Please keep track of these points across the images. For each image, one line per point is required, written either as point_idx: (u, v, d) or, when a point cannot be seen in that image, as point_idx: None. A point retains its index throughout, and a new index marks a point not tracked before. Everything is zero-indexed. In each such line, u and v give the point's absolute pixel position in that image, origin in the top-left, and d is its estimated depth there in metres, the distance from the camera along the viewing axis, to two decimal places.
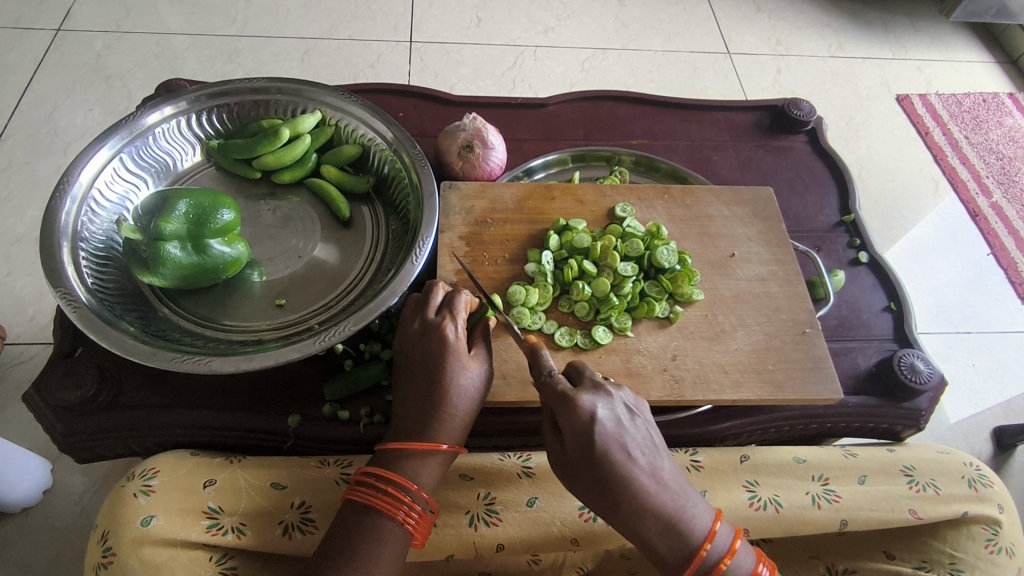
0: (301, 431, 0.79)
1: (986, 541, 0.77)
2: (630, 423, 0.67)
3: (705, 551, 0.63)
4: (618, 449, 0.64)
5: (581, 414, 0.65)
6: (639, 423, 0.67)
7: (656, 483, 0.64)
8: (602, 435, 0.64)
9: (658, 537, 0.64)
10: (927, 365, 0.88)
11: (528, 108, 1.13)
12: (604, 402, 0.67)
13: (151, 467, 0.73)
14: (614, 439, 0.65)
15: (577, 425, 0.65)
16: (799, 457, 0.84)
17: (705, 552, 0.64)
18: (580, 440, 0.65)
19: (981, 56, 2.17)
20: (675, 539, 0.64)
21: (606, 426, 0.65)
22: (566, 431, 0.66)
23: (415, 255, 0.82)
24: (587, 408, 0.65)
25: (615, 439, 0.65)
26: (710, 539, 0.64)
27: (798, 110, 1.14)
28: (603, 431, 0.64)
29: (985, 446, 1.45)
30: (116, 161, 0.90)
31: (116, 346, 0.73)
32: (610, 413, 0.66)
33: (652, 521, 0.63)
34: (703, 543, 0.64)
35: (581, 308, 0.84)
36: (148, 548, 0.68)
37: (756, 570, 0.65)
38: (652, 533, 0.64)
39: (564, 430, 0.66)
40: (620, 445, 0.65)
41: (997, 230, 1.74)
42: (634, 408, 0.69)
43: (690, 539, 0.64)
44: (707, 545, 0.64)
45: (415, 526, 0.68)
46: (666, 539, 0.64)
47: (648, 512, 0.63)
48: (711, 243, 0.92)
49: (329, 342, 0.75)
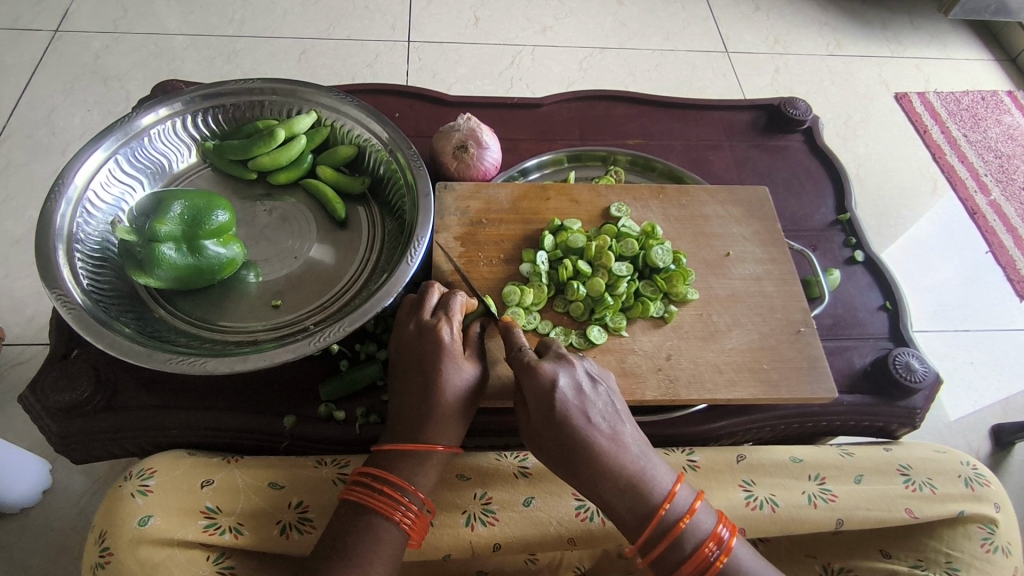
0: (297, 431, 0.79)
1: (982, 540, 0.78)
2: (592, 391, 0.69)
3: (664, 510, 0.65)
4: (578, 414, 0.67)
5: (540, 381, 0.68)
6: (601, 391, 0.70)
7: (615, 446, 0.66)
8: (560, 400, 0.67)
9: (619, 498, 0.66)
10: (922, 364, 0.88)
11: (524, 108, 1.13)
12: (566, 371, 0.69)
13: (148, 467, 0.73)
14: (574, 404, 0.67)
15: (539, 391, 0.68)
16: (795, 456, 0.84)
17: (664, 511, 0.65)
18: (541, 405, 0.68)
19: (980, 54, 2.16)
20: (634, 500, 0.65)
21: (565, 391, 0.68)
22: (529, 398, 0.69)
23: (410, 256, 0.82)
24: (547, 375, 0.68)
25: (574, 404, 0.67)
26: (669, 499, 0.66)
27: (794, 109, 1.15)
28: (562, 397, 0.67)
29: (983, 444, 1.45)
30: (111, 163, 0.90)
31: (111, 347, 0.74)
32: (571, 380, 0.69)
33: (611, 482, 0.65)
34: (663, 502, 0.65)
35: (576, 308, 0.84)
36: (144, 548, 0.68)
37: (717, 530, 0.66)
38: (612, 494, 0.66)
39: (528, 397, 0.69)
40: (579, 410, 0.67)
41: (995, 228, 1.74)
42: (597, 377, 0.71)
43: (649, 499, 0.65)
44: (666, 504, 0.65)
45: (412, 526, 0.69)
46: (626, 499, 0.65)
47: (607, 474, 0.65)
48: (706, 243, 0.93)
49: (324, 343, 0.75)
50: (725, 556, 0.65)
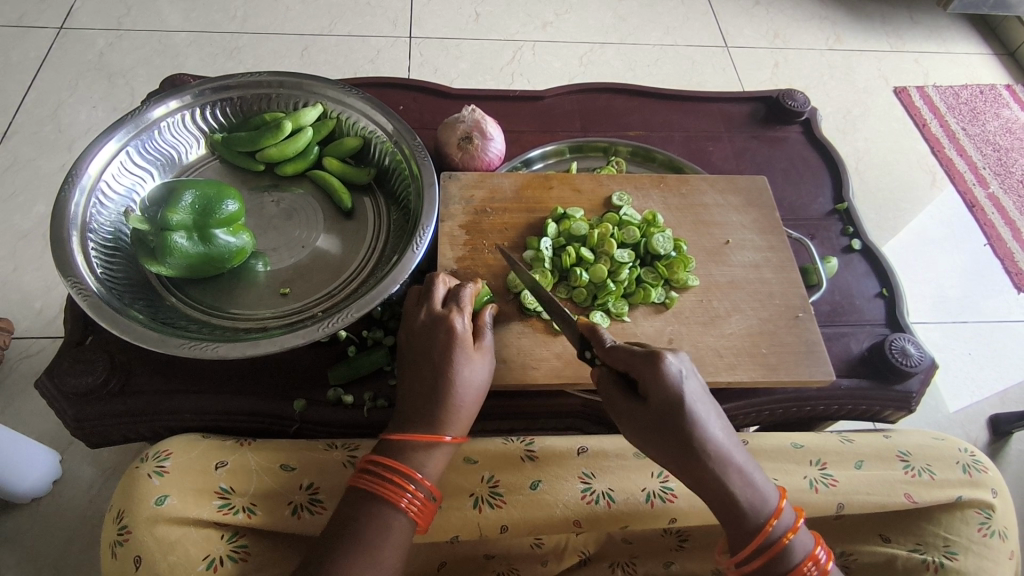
0: (306, 414, 0.81)
1: (979, 525, 0.79)
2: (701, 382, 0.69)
3: (771, 526, 0.65)
4: (702, 405, 0.66)
5: (671, 368, 0.66)
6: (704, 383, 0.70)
7: (731, 438, 0.67)
8: (689, 389, 0.66)
9: (742, 490, 0.65)
10: (918, 349, 0.90)
11: (526, 100, 1.15)
12: (680, 360, 0.69)
13: (164, 449, 0.75)
14: (698, 392, 0.67)
15: (665, 382, 0.66)
16: (796, 442, 0.86)
17: (769, 526, 0.65)
18: (673, 394, 0.65)
19: (978, 48, 2.18)
20: (754, 490, 0.66)
21: (691, 385, 0.66)
22: (654, 388, 0.66)
23: (415, 244, 0.84)
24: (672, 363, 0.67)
25: (697, 394, 0.67)
26: (776, 515, 0.66)
27: (792, 101, 1.16)
28: (690, 385, 0.66)
29: (981, 433, 1.47)
30: (122, 154, 0.92)
31: (126, 332, 0.76)
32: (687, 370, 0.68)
33: (735, 474, 0.65)
34: (770, 517, 0.66)
35: (579, 294, 0.86)
36: (161, 526, 0.69)
37: (816, 552, 0.66)
38: (737, 486, 0.65)
39: (654, 385, 0.66)
40: (701, 399, 0.67)
41: (994, 221, 1.76)
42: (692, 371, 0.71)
43: (765, 492, 0.66)
44: (773, 520, 0.66)
45: (417, 513, 0.70)
46: (749, 491, 0.66)
47: (732, 465, 0.65)
48: (706, 231, 0.94)
49: (333, 329, 0.77)
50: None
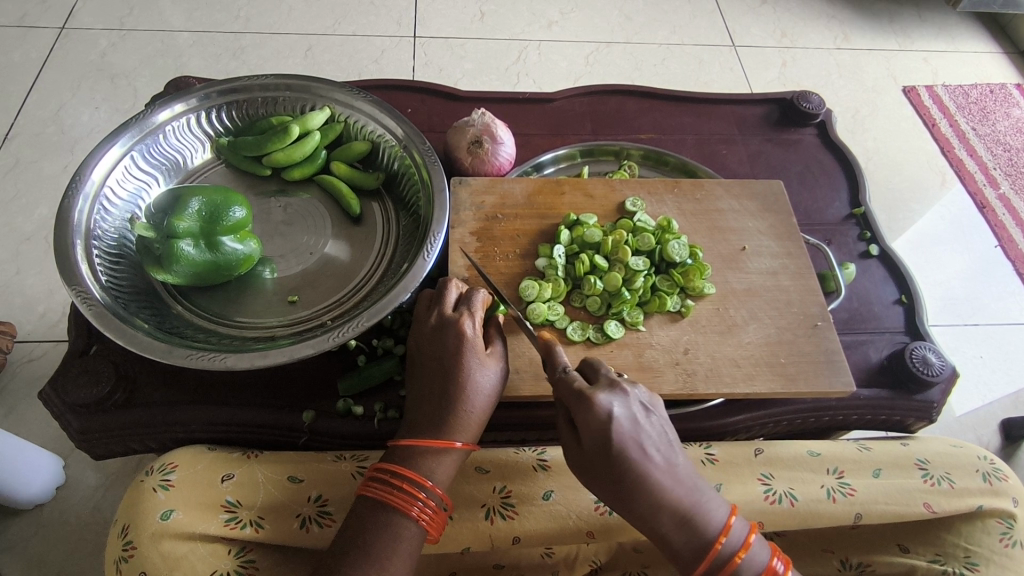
0: (315, 425, 0.79)
1: (1001, 535, 0.78)
2: (648, 421, 0.67)
3: (719, 544, 0.65)
4: (636, 442, 0.65)
5: (599, 415, 0.65)
6: (654, 418, 0.68)
7: (673, 478, 0.65)
8: (618, 432, 0.65)
9: (675, 532, 0.65)
10: (939, 358, 0.88)
11: (537, 103, 1.13)
12: (621, 400, 0.67)
13: (170, 462, 0.74)
14: (633, 438, 0.65)
15: (593, 424, 0.65)
16: (813, 450, 0.84)
17: (718, 546, 0.65)
18: (598, 440, 0.65)
19: (988, 47, 2.15)
20: (690, 532, 0.65)
21: (622, 425, 0.65)
22: (583, 430, 0.66)
23: (427, 251, 0.82)
24: (605, 407, 0.66)
25: (630, 433, 0.65)
26: (725, 533, 0.65)
27: (807, 103, 1.14)
28: (622, 431, 0.65)
29: (993, 437, 1.45)
30: (126, 159, 0.90)
31: (132, 343, 0.74)
32: (627, 409, 0.67)
33: (668, 517, 0.65)
34: (718, 536, 0.65)
35: (593, 302, 0.84)
36: (167, 542, 0.68)
37: (772, 564, 0.65)
38: (670, 527, 0.65)
39: (583, 428, 0.66)
40: (637, 443, 0.65)
41: (1005, 222, 1.74)
42: (649, 404, 0.69)
43: (706, 534, 0.65)
44: (722, 538, 0.65)
45: (430, 522, 0.69)
46: (685, 532, 0.65)
47: (664, 509, 0.65)
48: (721, 237, 0.92)
49: (343, 339, 0.76)
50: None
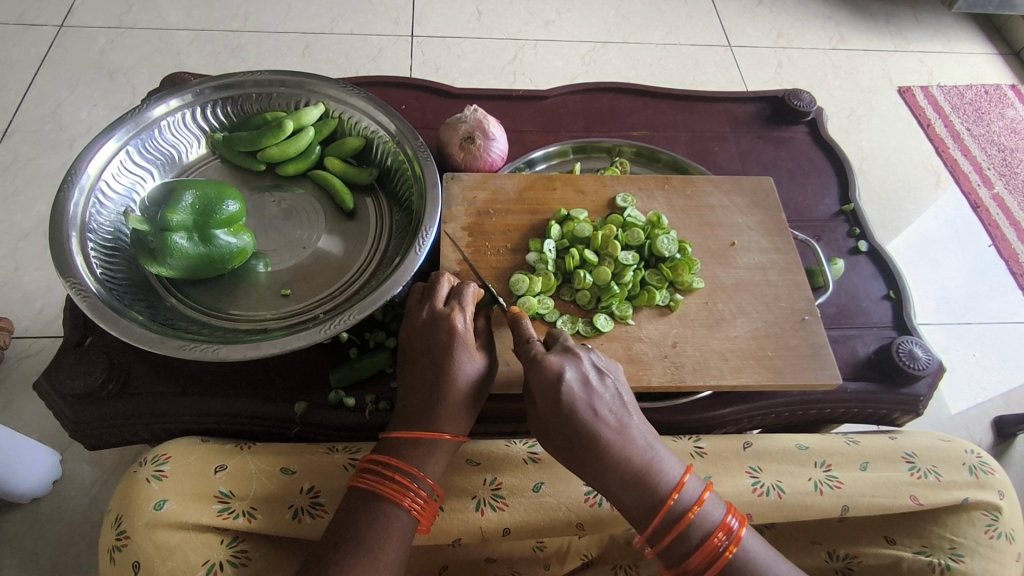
0: (307, 417, 0.80)
1: (986, 527, 0.79)
2: (599, 384, 0.70)
3: (673, 499, 0.67)
4: (585, 402, 0.68)
5: (547, 375, 0.69)
6: (608, 381, 0.71)
7: (624, 437, 0.68)
8: (567, 391, 0.68)
9: (626, 491, 0.68)
10: (925, 352, 0.89)
11: (530, 100, 1.14)
12: (573, 363, 0.70)
13: (163, 453, 0.75)
14: (581, 398, 0.68)
15: (545, 383, 0.69)
16: (801, 444, 0.85)
17: (672, 501, 0.67)
18: (548, 399, 0.69)
19: (983, 48, 2.17)
20: (641, 492, 0.67)
21: (571, 385, 0.68)
22: (536, 392, 0.70)
23: (419, 246, 0.83)
24: (554, 368, 0.69)
25: (579, 392, 0.69)
26: (678, 489, 0.67)
27: (798, 101, 1.15)
28: (570, 391, 0.68)
29: (985, 435, 1.46)
30: (122, 154, 0.91)
31: (125, 334, 0.75)
32: (578, 371, 0.70)
33: (618, 476, 0.67)
34: (670, 493, 0.67)
35: (583, 296, 0.85)
36: (160, 531, 0.69)
37: (726, 519, 0.67)
38: (621, 486, 0.68)
39: (534, 390, 0.69)
40: (586, 403, 0.68)
41: (998, 221, 1.75)
42: (603, 369, 0.72)
43: (658, 491, 0.67)
44: (675, 494, 0.67)
45: (420, 512, 0.70)
46: (636, 489, 0.67)
47: (614, 468, 0.67)
48: (711, 233, 0.93)
49: (334, 331, 0.76)
50: (734, 545, 0.66)
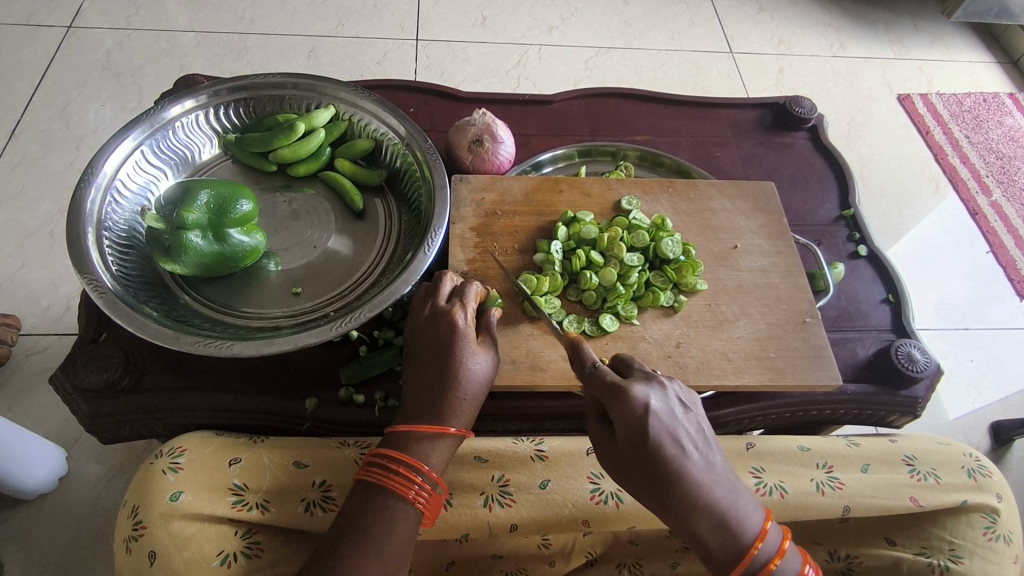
0: (318, 413, 0.82)
1: (984, 529, 0.80)
2: (685, 418, 0.69)
3: (756, 550, 0.66)
4: (673, 439, 0.67)
5: (636, 407, 0.67)
6: (691, 415, 0.69)
7: (711, 478, 0.66)
8: (657, 426, 0.66)
9: (711, 535, 0.66)
10: (924, 355, 0.91)
11: (536, 104, 1.16)
12: (659, 394, 0.69)
13: (178, 445, 0.76)
14: (668, 433, 0.67)
15: (630, 416, 0.67)
16: (803, 445, 0.87)
17: (755, 551, 0.66)
18: (633, 432, 0.66)
19: (982, 56, 2.19)
20: (726, 537, 0.66)
21: (660, 419, 0.67)
22: (619, 424, 0.68)
23: (427, 246, 0.84)
24: (641, 400, 0.67)
25: (668, 427, 0.67)
26: (761, 538, 0.66)
27: (799, 108, 1.17)
28: (657, 425, 0.66)
29: (983, 440, 1.47)
30: (137, 153, 0.93)
31: (141, 329, 0.76)
32: (664, 402, 0.68)
33: (705, 518, 0.66)
34: (754, 541, 0.66)
35: (589, 296, 0.87)
36: (176, 522, 0.70)
37: (803, 571, 0.68)
38: (705, 530, 0.66)
39: (616, 421, 0.68)
40: (673, 437, 0.67)
41: (996, 228, 1.77)
42: (684, 400, 0.71)
43: (742, 537, 0.66)
44: (758, 544, 0.66)
45: (425, 504, 0.71)
46: (720, 535, 0.66)
47: (701, 511, 0.65)
48: (713, 235, 0.95)
49: (345, 328, 0.78)
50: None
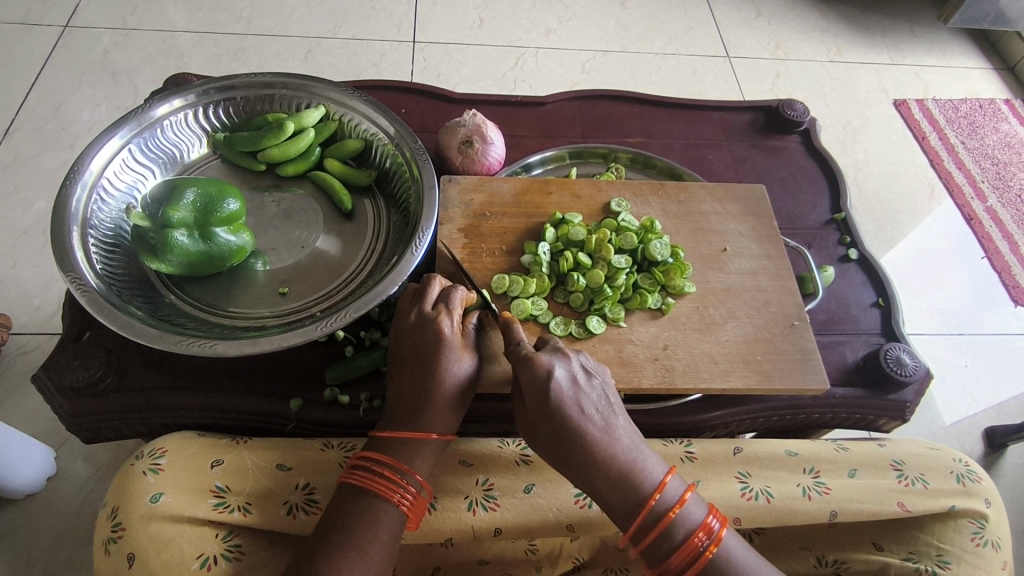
0: (302, 414, 0.81)
1: (972, 534, 0.79)
2: (587, 383, 0.72)
3: (654, 500, 0.68)
4: (572, 400, 0.70)
5: (536, 372, 0.71)
6: (596, 383, 0.73)
7: (609, 437, 0.69)
8: (556, 390, 0.70)
9: (608, 491, 0.68)
10: (913, 359, 0.91)
11: (528, 106, 1.15)
12: (562, 362, 0.72)
13: (159, 446, 0.76)
14: (568, 396, 0.70)
15: (534, 381, 0.70)
16: (790, 450, 0.86)
17: (653, 501, 0.68)
18: (536, 396, 0.70)
19: (978, 62, 2.19)
20: (625, 490, 0.68)
21: (560, 383, 0.70)
22: (525, 388, 0.71)
23: (415, 246, 0.84)
24: (543, 365, 0.71)
25: (567, 391, 0.70)
26: (659, 489, 0.68)
27: (792, 111, 1.17)
28: (557, 388, 0.70)
29: (977, 445, 1.47)
30: (124, 152, 0.93)
31: (124, 328, 0.76)
32: (566, 368, 0.72)
33: (602, 473, 0.68)
34: (653, 492, 0.68)
35: (576, 298, 0.87)
36: (156, 524, 0.70)
37: (706, 520, 0.68)
38: (604, 486, 0.69)
39: (523, 387, 0.71)
40: (572, 400, 0.70)
41: (992, 234, 1.77)
42: (591, 369, 0.74)
43: (640, 490, 0.68)
44: (656, 495, 0.68)
45: (410, 507, 0.71)
46: (618, 489, 0.68)
47: (599, 466, 0.68)
48: (703, 238, 0.95)
49: (330, 329, 0.77)
50: (715, 546, 0.67)
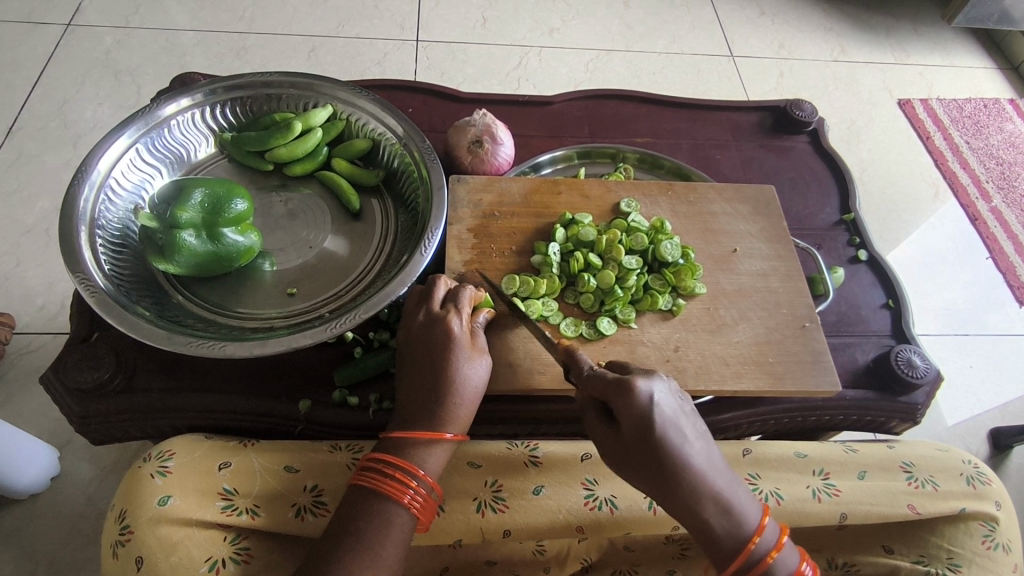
0: (311, 415, 0.81)
1: (983, 537, 0.79)
2: (683, 408, 0.68)
3: (754, 543, 0.65)
4: (676, 429, 0.66)
5: (639, 398, 0.66)
6: (689, 408, 0.69)
7: (712, 467, 0.66)
8: (662, 419, 0.65)
9: (719, 520, 0.65)
10: (924, 361, 0.90)
11: (536, 106, 1.15)
12: (660, 386, 0.68)
13: (167, 449, 0.75)
14: (672, 422, 0.66)
15: (635, 408, 0.65)
16: (800, 452, 0.85)
17: (753, 545, 0.65)
18: (638, 425, 0.65)
19: (982, 62, 2.19)
20: (731, 522, 0.65)
21: (664, 409, 0.66)
22: (623, 417, 0.66)
23: (423, 247, 0.83)
24: (644, 390, 0.66)
25: (671, 418, 0.66)
26: (759, 532, 0.65)
27: (800, 111, 1.17)
28: (662, 414, 0.66)
29: (982, 446, 1.46)
30: (132, 151, 0.92)
31: (132, 329, 0.75)
32: (665, 398, 0.67)
33: (709, 504, 0.65)
34: (752, 534, 0.65)
35: (586, 299, 0.86)
36: (164, 527, 0.69)
37: (801, 570, 0.67)
38: (712, 518, 0.65)
39: (621, 415, 0.66)
40: (675, 427, 0.66)
41: (996, 234, 1.77)
42: (681, 395, 0.70)
43: (743, 524, 0.65)
44: (756, 537, 0.65)
45: (420, 510, 0.70)
46: (725, 521, 0.65)
47: (704, 498, 0.65)
48: (713, 239, 0.94)
49: (340, 330, 0.77)
50: None
